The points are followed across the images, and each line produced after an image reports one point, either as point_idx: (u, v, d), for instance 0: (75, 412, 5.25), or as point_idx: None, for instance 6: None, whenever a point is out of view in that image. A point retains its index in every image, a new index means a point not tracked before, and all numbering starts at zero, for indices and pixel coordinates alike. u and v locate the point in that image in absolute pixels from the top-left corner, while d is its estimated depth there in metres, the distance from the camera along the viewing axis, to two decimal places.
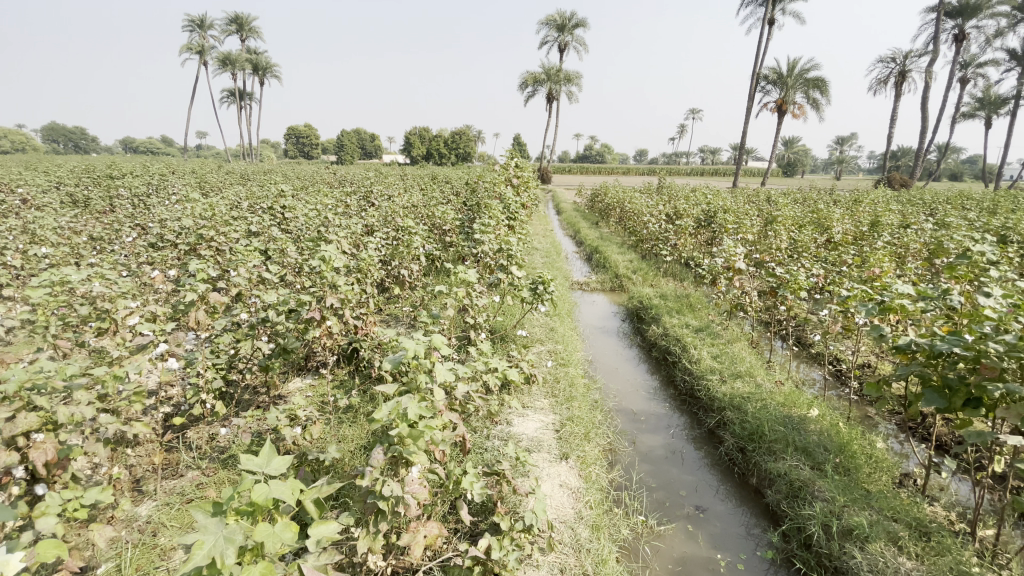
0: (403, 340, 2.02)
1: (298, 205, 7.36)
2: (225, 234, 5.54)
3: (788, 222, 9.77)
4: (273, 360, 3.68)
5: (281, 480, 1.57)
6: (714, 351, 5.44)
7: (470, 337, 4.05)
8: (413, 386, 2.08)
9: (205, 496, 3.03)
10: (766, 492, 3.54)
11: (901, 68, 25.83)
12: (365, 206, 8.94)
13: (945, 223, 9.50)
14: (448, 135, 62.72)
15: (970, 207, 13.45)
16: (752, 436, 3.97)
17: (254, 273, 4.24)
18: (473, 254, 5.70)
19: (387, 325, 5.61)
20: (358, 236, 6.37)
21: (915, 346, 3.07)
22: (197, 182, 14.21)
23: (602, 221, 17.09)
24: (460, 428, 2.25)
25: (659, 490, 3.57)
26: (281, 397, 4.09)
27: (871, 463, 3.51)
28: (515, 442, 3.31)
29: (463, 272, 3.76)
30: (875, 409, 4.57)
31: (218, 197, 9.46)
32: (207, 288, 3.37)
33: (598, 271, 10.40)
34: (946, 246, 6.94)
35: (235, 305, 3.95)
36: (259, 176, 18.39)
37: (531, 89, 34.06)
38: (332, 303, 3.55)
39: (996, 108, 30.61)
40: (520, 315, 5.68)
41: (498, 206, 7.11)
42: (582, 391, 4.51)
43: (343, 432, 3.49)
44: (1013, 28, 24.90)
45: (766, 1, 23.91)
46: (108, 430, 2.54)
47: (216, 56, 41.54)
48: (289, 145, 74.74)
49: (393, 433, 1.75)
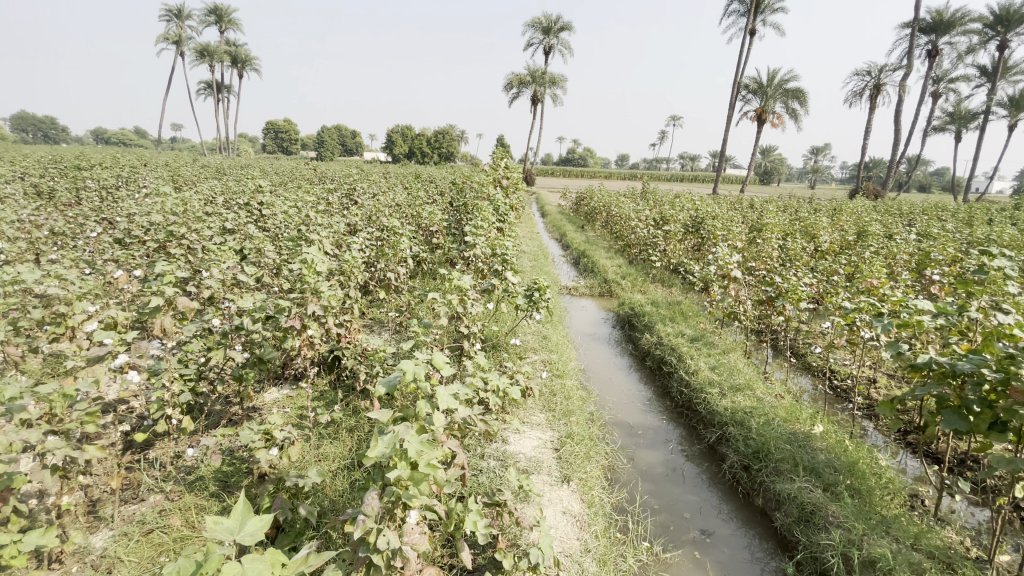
0: (400, 363, 1.76)
1: (277, 201, 6.98)
2: (198, 232, 5.18)
3: (776, 230, 9.74)
4: (248, 370, 3.37)
5: (258, 555, 1.29)
6: (711, 362, 5.28)
7: (463, 347, 3.78)
8: (411, 413, 1.82)
9: (169, 525, 2.71)
10: (774, 514, 3.37)
11: (876, 82, 26.41)
12: (348, 204, 8.60)
13: (928, 234, 9.57)
14: (432, 135, 62.20)
15: (946, 218, 13.70)
16: (758, 454, 3.80)
17: (228, 274, 3.91)
18: (464, 257, 5.45)
19: (370, 330, 5.30)
20: (341, 236, 6.06)
21: (934, 364, 2.92)
22: (170, 175, 13.67)
23: (588, 225, 16.96)
24: (462, 457, 2.01)
25: (663, 511, 3.37)
26: (257, 410, 3.77)
27: (882, 485, 3.37)
28: (513, 464, 3.07)
29: (457, 279, 3.50)
30: (875, 424, 4.47)
31: (192, 192, 9.02)
32: (175, 292, 3.03)
33: (586, 275, 10.20)
34: (936, 257, 6.93)
35: (207, 309, 3.61)
36: (237, 171, 17.73)
37: (516, 91, 33.83)
38: (317, 309, 3.26)
39: (964, 123, 31.55)
40: (511, 322, 5.43)
41: (487, 208, 6.84)
42: (579, 404, 4.29)
43: (324, 452, 3.20)
44: (983, 45, 25.59)
45: (749, 12, 24.14)
46: (57, 457, 2.21)
47: (192, 47, 40.39)
48: (267, 140, 73.10)
49: (392, 476, 1.50)
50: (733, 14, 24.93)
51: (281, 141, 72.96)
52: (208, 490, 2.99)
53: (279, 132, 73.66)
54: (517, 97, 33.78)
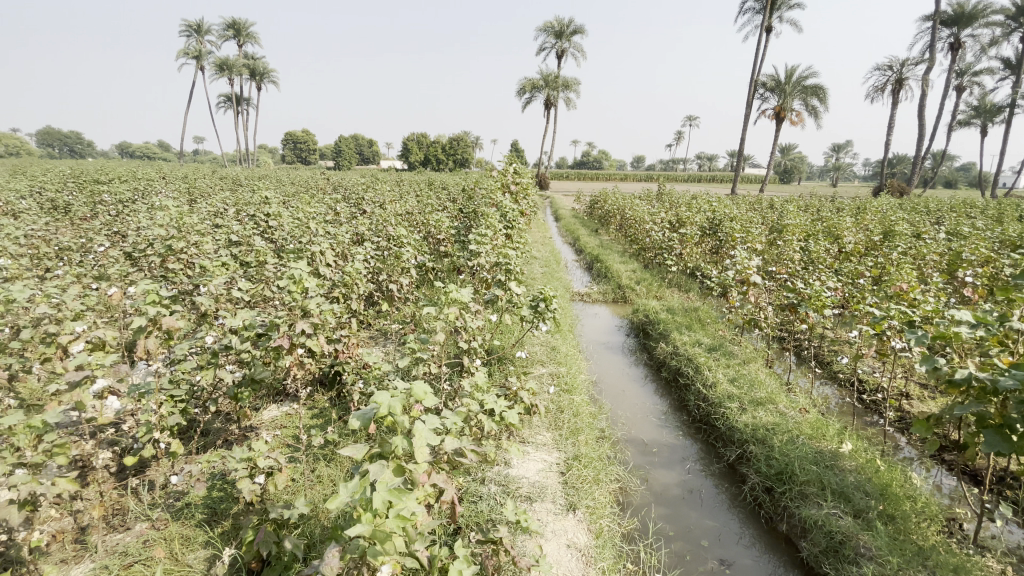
0: (372, 397, 1.55)
1: (283, 212, 6.90)
2: (199, 246, 5.10)
3: (797, 231, 9.37)
4: (240, 390, 3.23)
5: None
6: (730, 373, 5.00)
7: (464, 364, 3.61)
8: (386, 450, 1.64)
9: (151, 557, 2.57)
10: (800, 543, 3.10)
11: (898, 76, 25.62)
12: (356, 213, 8.53)
13: (959, 232, 9.10)
14: (446, 142, 62.52)
15: (977, 215, 13.11)
16: (781, 475, 3.54)
17: (222, 289, 3.79)
18: (469, 267, 5.28)
19: (374, 343, 5.16)
20: (346, 247, 5.94)
21: (974, 381, 2.63)
22: (186, 187, 13.83)
23: (602, 229, 16.66)
24: (450, 494, 1.82)
25: (678, 539, 3.13)
26: (252, 430, 3.64)
27: (919, 511, 3.08)
28: (514, 491, 2.89)
29: (455, 292, 3.31)
30: (908, 440, 4.16)
31: (203, 203, 9.04)
32: (157, 312, 2.91)
33: (600, 281, 9.95)
34: (969, 258, 6.53)
35: (200, 327, 3.52)
36: (250, 181, 17.93)
37: (528, 95, 33.68)
38: (308, 326, 3.09)
39: (991, 117, 30.44)
40: (519, 334, 5.25)
41: (495, 215, 6.65)
42: (588, 421, 4.07)
43: (318, 476, 3.05)
44: (1009, 36, 24.69)
45: (763, 9, 23.66)
46: (22, 491, 2.08)
47: (211, 62, 41.27)
48: (285, 151, 74.17)
49: (355, 531, 1.31)
50: (748, 11, 24.44)
51: (298, 151, 74.24)
52: (197, 518, 2.85)
53: (297, 142, 74.88)
54: (530, 101, 33.61)
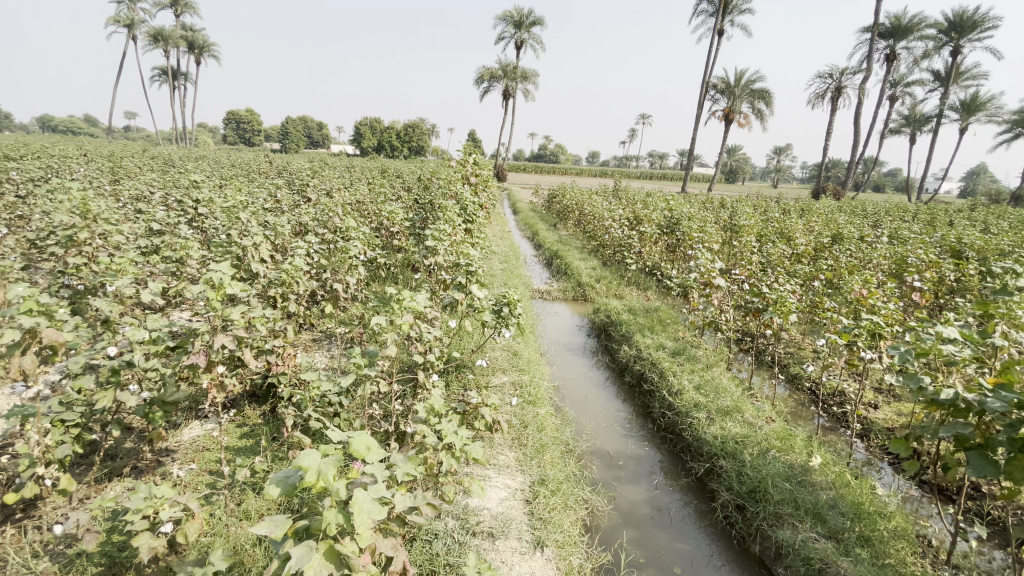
0: (294, 462, 1.18)
1: (216, 198, 6.19)
2: (109, 237, 4.41)
3: (752, 231, 9.45)
4: (149, 411, 2.71)
5: None
6: (696, 380, 4.85)
7: (418, 378, 3.22)
8: (319, 524, 1.26)
9: None
10: (775, 569, 2.95)
11: (838, 84, 26.83)
12: (301, 202, 7.87)
13: (899, 236, 9.48)
14: (400, 129, 60.83)
15: (909, 219, 13.83)
16: (753, 493, 3.38)
17: (129, 290, 3.21)
18: (425, 265, 4.86)
19: (317, 348, 4.67)
20: (287, 239, 5.37)
21: (961, 401, 2.51)
22: (110, 165, 12.52)
23: (560, 224, 16.45)
24: (398, 560, 1.47)
25: (650, 567, 2.91)
26: (168, 454, 3.13)
27: (892, 530, 3.00)
28: (474, 527, 2.58)
29: (409, 299, 2.89)
30: (869, 449, 4.18)
31: (125, 185, 8.09)
32: (38, 321, 2.35)
33: (559, 278, 9.74)
34: (916, 262, 6.68)
35: (102, 336, 2.94)
36: (184, 162, 16.61)
37: (486, 85, 33.01)
38: (231, 338, 2.60)
39: (919, 126, 32.45)
40: (477, 339, 4.89)
41: (452, 208, 6.20)
42: (553, 436, 3.78)
43: (246, 510, 2.61)
44: (938, 51, 26.26)
45: (716, 12, 24.08)
46: None
47: (144, 31, 38.17)
48: (227, 131, 69.93)
49: None
50: (702, 14, 24.87)
51: (241, 131, 70.38)
52: (90, 571, 2.32)
53: (241, 123, 71.01)
54: (488, 92, 32.96)
